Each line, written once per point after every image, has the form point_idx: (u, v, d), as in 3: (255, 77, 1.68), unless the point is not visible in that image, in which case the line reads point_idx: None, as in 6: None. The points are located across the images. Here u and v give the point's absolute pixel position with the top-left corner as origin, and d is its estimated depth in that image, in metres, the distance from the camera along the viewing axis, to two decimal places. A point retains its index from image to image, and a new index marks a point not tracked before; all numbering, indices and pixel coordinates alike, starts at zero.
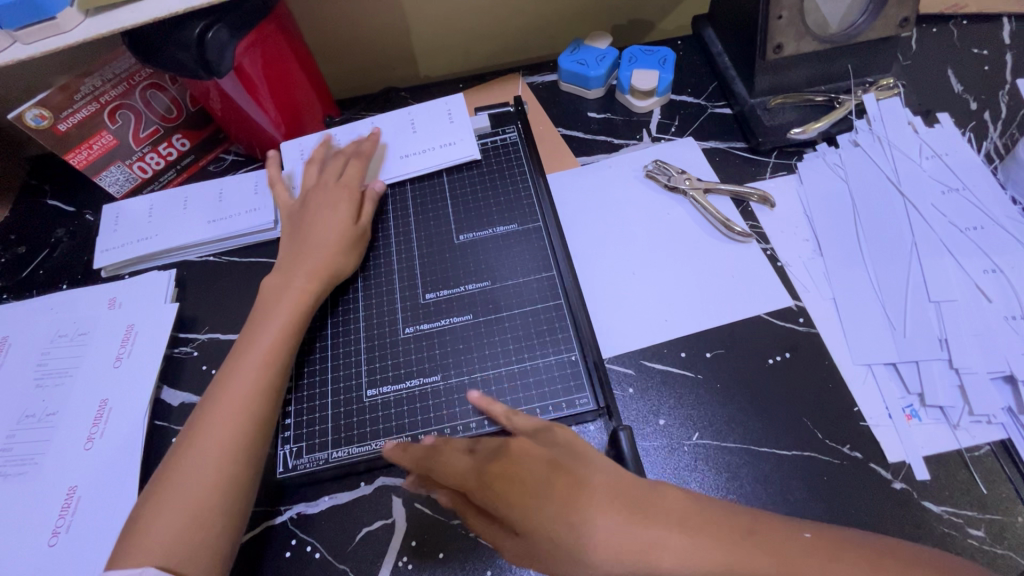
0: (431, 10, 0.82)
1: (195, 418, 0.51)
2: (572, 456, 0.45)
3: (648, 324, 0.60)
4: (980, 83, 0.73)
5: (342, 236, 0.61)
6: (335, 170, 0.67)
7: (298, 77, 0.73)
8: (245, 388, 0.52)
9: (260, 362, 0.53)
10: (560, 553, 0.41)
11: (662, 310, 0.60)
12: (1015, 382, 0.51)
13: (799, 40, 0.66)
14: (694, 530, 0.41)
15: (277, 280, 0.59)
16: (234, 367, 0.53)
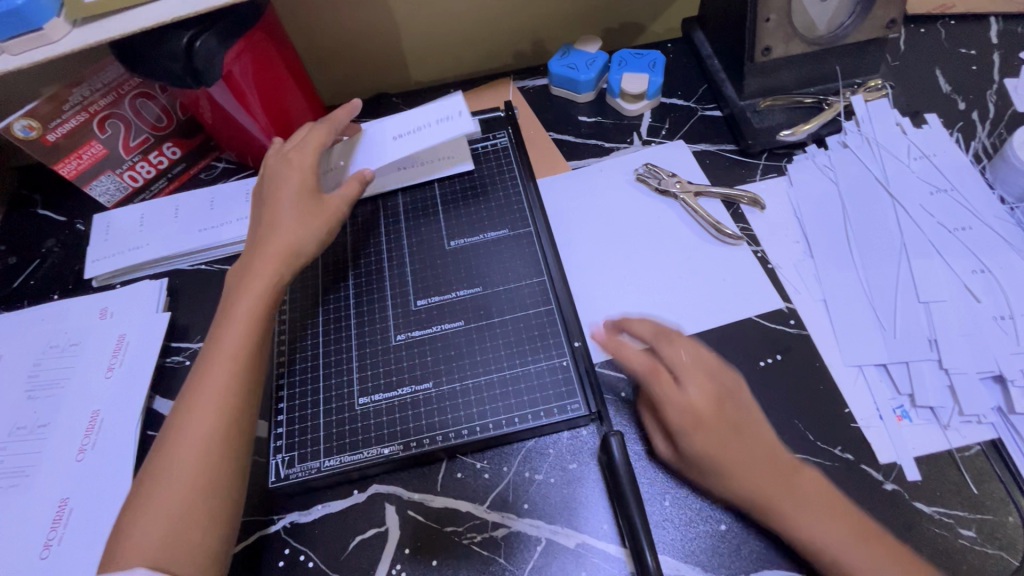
0: (421, 15, 0.82)
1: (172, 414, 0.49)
2: (748, 414, 0.50)
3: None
4: (968, 83, 0.73)
5: (314, 215, 0.59)
6: (302, 146, 0.64)
7: (288, 85, 0.73)
8: (216, 387, 0.50)
9: (228, 359, 0.51)
10: (703, 476, 0.48)
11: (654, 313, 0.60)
12: (1005, 382, 0.52)
13: (787, 42, 0.66)
14: (831, 509, 0.46)
15: (243, 265, 0.57)
16: (205, 365, 0.51)
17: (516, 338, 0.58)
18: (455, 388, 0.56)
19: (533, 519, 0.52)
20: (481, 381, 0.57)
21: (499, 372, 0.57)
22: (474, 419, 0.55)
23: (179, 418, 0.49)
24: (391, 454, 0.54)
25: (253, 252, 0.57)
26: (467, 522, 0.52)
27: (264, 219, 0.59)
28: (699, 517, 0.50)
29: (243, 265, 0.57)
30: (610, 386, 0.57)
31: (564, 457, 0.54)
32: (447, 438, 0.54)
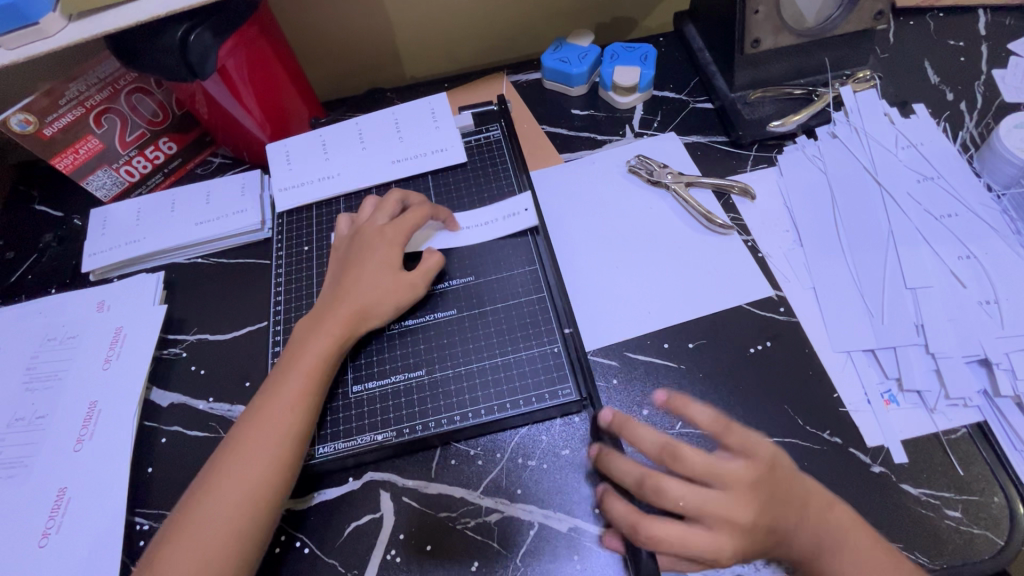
0: (415, 10, 0.82)
1: (220, 456, 0.50)
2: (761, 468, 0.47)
3: (632, 317, 0.60)
4: (956, 74, 0.74)
5: (389, 278, 0.58)
6: (389, 212, 0.62)
7: (282, 80, 0.73)
8: (272, 429, 0.51)
9: (289, 405, 0.52)
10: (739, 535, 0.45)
11: (645, 302, 0.61)
12: (990, 365, 0.52)
13: (776, 34, 0.67)
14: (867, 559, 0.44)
15: (315, 317, 0.57)
16: (261, 405, 0.52)
17: (507, 326, 0.59)
18: (447, 376, 0.57)
19: (526, 504, 0.52)
20: (475, 369, 0.57)
21: (491, 359, 0.58)
22: (467, 406, 0.55)
23: (232, 446, 0.51)
24: (385, 440, 0.55)
25: (325, 307, 0.57)
26: (460, 508, 0.53)
27: (340, 279, 0.59)
28: None
29: (314, 317, 0.57)
30: (602, 373, 0.58)
31: (557, 443, 0.55)
32: (440, 425, 0.55)
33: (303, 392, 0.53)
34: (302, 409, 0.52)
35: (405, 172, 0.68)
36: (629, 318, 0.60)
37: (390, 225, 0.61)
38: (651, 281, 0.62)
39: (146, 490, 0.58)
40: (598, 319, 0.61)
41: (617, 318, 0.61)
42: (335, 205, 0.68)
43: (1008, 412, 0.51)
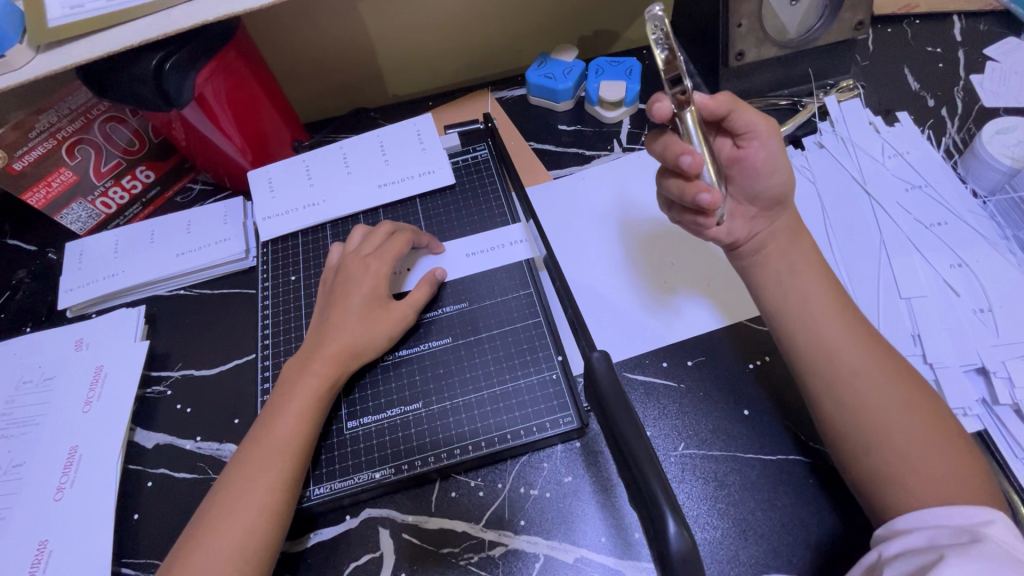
0: (398, 29, 0.82)
1: (210, 505, 0.48)
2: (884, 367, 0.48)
3: (632, 336, 0.60)
4: (936, 81, 0.75)
5: (377, 312, 0.57)
6: (374, 242, 0.61)
7: (263, 104, 0.72)
8: (265, 476, 0.49)
9: (277, 453, 0.50)
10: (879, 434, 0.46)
11: (645, 321, 0.60)
12: (987, 374, 0.52)
13: (760, 46, 0.68)
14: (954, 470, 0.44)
15: (300, 358, 0.55)
16: (249, 456, 0.50)
17: (505, 352, 0.58)
18: (445, 407, 0.56)
19: (531, 536, 0.51)
20: (471, 400, 0.56)
21: (489, 389, 0.56)
22: (466, 438, 0.54)
23: (223, 496, 0.49)
24: (382, 478, 0.53)
25: (311, 348, 0.55)
26: (463, 542, 0.51)
27: (327, 315, 0.57)
28: (695, 523, 0.50)
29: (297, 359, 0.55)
30: None
31: (559, 470, 0.54)
32: (438, 459, 0.53)
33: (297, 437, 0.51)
34: (295, 455, 0.50)
35: (393, 196, 0.67)
36: (628, 337, 0.60)
37: (376, 255, 0.59)
38: (645, 301, 0.62)
39: (132, 538, 0.55)
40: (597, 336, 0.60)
41: (616, 338, 0.60)
42: (321, 232, 0.67)
43: (1007, 420, 0.50)
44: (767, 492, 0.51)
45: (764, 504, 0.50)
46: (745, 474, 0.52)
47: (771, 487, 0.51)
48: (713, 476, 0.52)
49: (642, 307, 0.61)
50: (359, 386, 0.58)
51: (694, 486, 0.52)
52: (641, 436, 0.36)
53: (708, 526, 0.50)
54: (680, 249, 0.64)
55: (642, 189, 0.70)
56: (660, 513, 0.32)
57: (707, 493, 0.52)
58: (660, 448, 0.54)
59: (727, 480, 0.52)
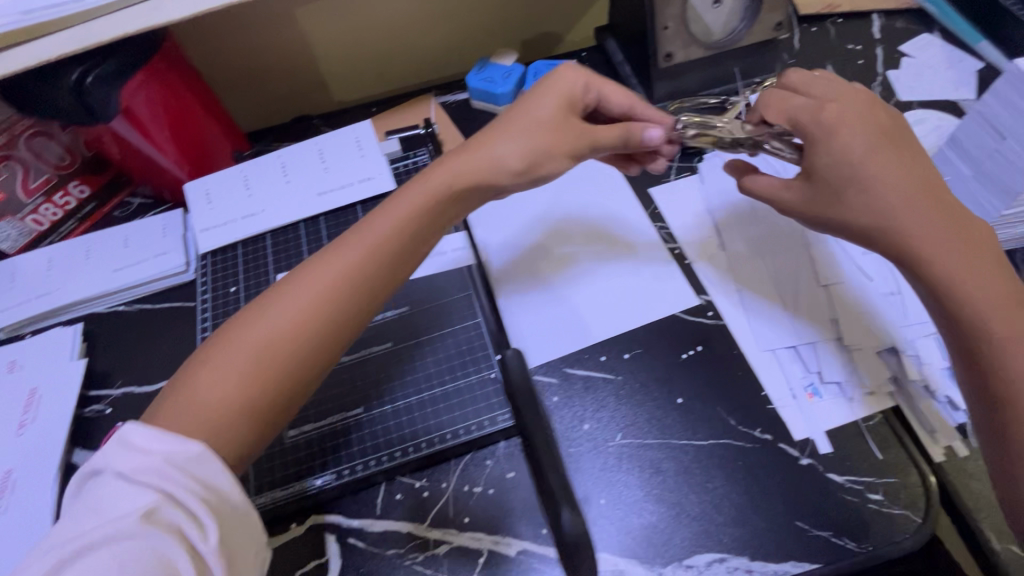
0: (338, 36, 0.82)
1: (269, 292, 0.44)
2: None
3: (579, 330, 0.61)
4: (856, 77, 0.79)
5: (568, 125, 0.52)
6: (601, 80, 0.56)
7: (199, 114, 0.71)
8: (232, 386, 0.41)
9: (352, 258, 0.45)
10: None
11: (590, 315, 0.62)
12: (899, 352, 0.55)
13: (686, 48, 0.70)
14: None
15: (430, 176, 0.50)
16: (328, 249, 0.46)
17: (446, 354, 0.59)
18: (387, 411, 0.57)
19: (475, 532, 0.52)
20: (412, 402, 0.57)
21: (430, 391, 0.57)
22: (407, 440, 0.55)
23: (184, 381, 0.41)
24: (324, 484, 0.54)
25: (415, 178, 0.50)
26: (408, 543, 0.52)
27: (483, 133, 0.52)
28: (634, 509, 0.52)
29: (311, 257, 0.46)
30: (543, 391, 0.59)
31: (501, 466, 0.55)
32: (381, 462, 0.54)
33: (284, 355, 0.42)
34: (322, 319, 0.43)
35: (334, 203, 0.67)
36: (569, 337, 0.61)
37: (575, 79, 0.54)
38: (591, 296, 0.63)
39: None
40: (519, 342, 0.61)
41: (556, 336, 0.61)
42: (262, 242, 0.66)
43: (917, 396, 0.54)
44: (701, 474, 0.53)
45: (698, 488, 0.53)
46: (680, 459, 0.54)
47: (704, 470, 0.53)
48: (649, 463, 0.54)
49: (594, 300, 0.63)
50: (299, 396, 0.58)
51: (631, 474, 0.54)
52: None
53: (645, 511, 0.52)
54: (620, 243, 0.67)
55: (580, 190, 0.71)
56: None
57: (643, 480, 0.53)
58: (599, 439, 0.56)
59: (663, 467, 0.54)
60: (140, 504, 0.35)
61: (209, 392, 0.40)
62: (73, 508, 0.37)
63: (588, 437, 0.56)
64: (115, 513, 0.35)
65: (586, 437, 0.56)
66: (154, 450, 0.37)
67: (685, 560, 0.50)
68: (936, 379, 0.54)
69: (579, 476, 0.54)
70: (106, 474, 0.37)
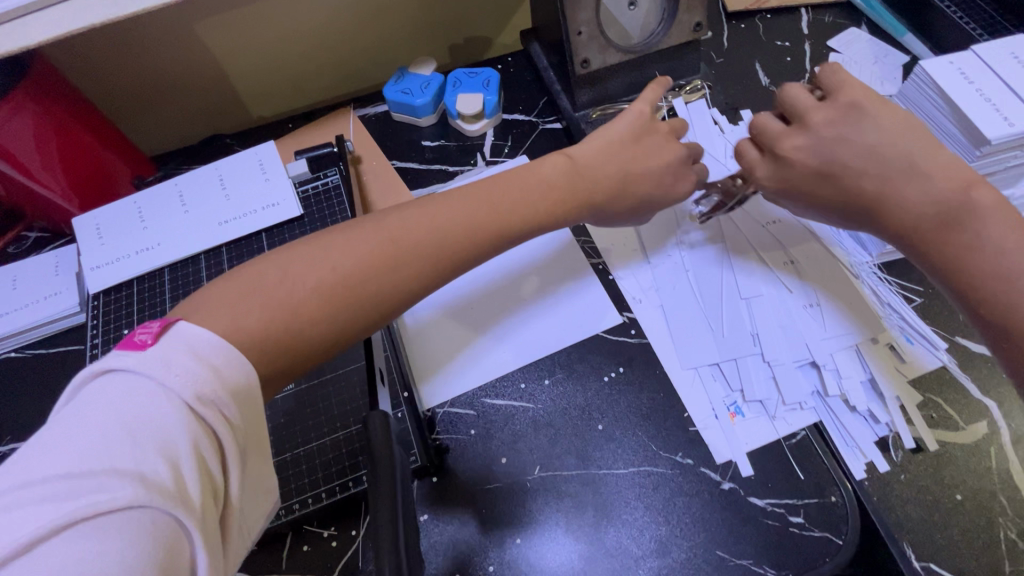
0: (246, 49, 0.77)
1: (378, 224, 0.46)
2: None
3: (519, 351, 0.59)
4: (784, 75, 0.77)
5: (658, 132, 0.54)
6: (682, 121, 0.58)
7: (88, 139, 0.66)
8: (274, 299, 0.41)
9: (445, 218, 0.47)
10: None
11: (521, 338, 0.59)
12: (818, 367, 0.54)
13: (604, 53, 0.67)
14: None
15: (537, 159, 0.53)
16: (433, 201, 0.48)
17: (349, 393, 0.56)
18: (287, 460, 0.53)
19: None
20: (315, 447, 0.54)
21: (334, 436, 0.54)
22: (307, 490, 0.52)
23: (258, 284, 0.41)
24: None
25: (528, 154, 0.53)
26: None
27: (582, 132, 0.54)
28: (553, 545, 0.50)
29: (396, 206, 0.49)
30: (458, 425, 0.56)
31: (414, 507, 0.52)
32: (281, 515, 0.51)
33: (326, 301, 0.42)
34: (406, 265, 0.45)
35: (237, 232, 0.63)
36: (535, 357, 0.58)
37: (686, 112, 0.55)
38: (548, 317, 0.60)
39: None
40: (431, 385, 0.58)
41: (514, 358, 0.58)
42: (159, 277, 0.62)
43: (839, 411, 0.53)
44: (621, 505, 0.51)
45: (617, 519, 0.51)
46: (601, 490, 0.52)
47: (624, 501, 0.51)
48: (569, 495, 0.52)
49: (532, 320, 0.60)
50: None
51: (551, 507, 0.52)
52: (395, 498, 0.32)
53: (564, 547, 0.50)
54: (544, 261, 0.63)
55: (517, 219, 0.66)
56: None
57: (564, 513, 0.51)
58: (517, 473, 0.53)
59: (583, 499, 0.52)
60: (175, 432, 0.32)
61: (288, 286, 0.41)
62: (94, 404, 0.33)
63: (505, 471, 0.53)
64: (151, 429, 0.32)
65: (503, 471, 0.53)
66: (212, 371, 0.35)
67: None
68: (854, 393, 0.53)
69: (497, 513, 0.52)
70: (148, 381, 0.34)
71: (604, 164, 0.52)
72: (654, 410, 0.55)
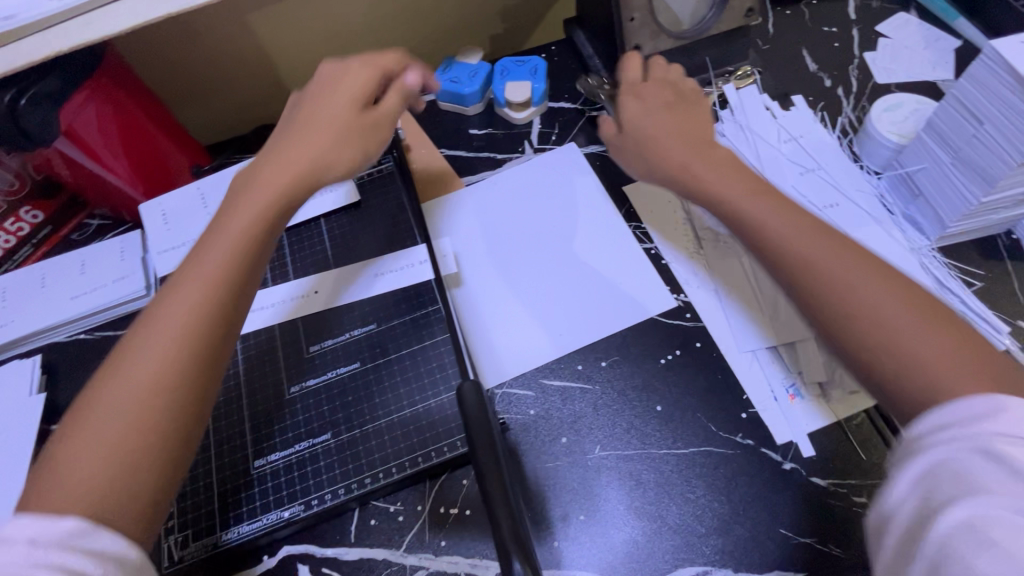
0: (297, 40, 0.78)
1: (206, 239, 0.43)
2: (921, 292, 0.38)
3: (572, 330, 0.60)
4: (832, 61, 0.77)
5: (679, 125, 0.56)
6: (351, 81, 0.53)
7: (151, 129, 0.68)
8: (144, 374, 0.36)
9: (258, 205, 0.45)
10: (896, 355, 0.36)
11: (574, 318, 0.60)
12: None
13: (654, 39, 0.68)
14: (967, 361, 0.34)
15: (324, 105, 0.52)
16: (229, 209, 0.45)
17: (414, 373, 0.57)
18: (356, 437, 0.54)
19: (452, 556, 0.51)
20: (382, 424, 0.55)
21: (400, 413, 0.55)
22: (375, 466, 0.53)
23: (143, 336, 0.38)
24: (292, 516, 0.52)
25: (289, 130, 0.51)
26: (384, 570, 0.51)
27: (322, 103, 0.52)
28: (615, 523, 0.51)
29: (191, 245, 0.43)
30: (519, 404, 0.57)
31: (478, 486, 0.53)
32: (351, 489, 0.52)
33: (198, 338, 0.38)
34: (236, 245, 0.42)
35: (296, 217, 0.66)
36: (562, 318, 0.61)
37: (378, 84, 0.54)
38: (599, 303, 0.61)
39: None
40: (484, 353, 0.60)
41: (545, 317, 0.61)
42: None
43: None
44: (681, 485, 0.52)
45: (678, 498, 0.51)
46: (660, 470, 0.52)
47: (686, 482, 0.52)
48: (629, 475, 0.53)
49: (586, 300, 0.61)
50: (270, 424, 0.55)
51: (612, 487, 0.52)
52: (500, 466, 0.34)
53: (626, 526, 0.51)
54: (598, 244, 0.65)
55: (566, 187, 0.69)
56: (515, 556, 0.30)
57: (623, 493, 0.52)
58: (578, 452, 0.54)
59: (643, 478, 0.52)
60: None
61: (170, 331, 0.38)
62: None
63: (566, 451, 0.54)
64: None
65: (564, 451, 0.54)
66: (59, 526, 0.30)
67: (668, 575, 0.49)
68: None
69: (557, 491, 0.53)
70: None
71: (313, 121, 0.50)
72: (713, 393, 0.55)
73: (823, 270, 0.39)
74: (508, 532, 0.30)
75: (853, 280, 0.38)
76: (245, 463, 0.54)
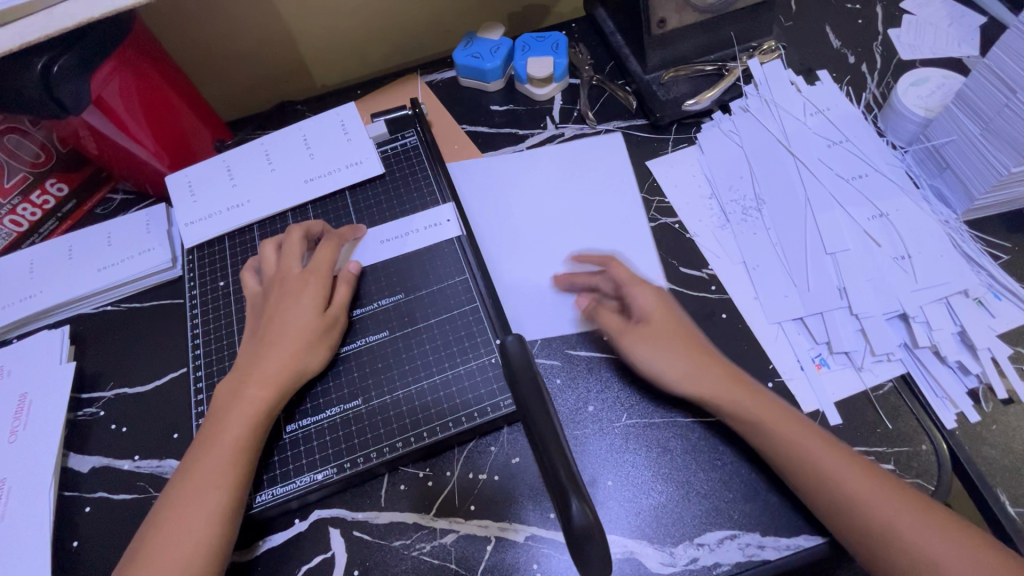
0: (317, 16, 0.78)
1: (196, 450, 0.50)
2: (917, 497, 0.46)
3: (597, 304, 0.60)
4: (856, 37, 0.76)
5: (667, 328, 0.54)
6: (295, 254, 0.59)
7: (176, 102, 0.68)
8: (168, 569, 0.45)
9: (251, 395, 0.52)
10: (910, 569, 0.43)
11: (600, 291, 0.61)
12: (908, 320, 0.55)
13: (680, 12, 0.67)
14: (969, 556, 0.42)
15: (284, 306, 0.56)
16: (216, 416, 0.51)
17: (444, 342, 0.57)
18: (387, 402, 0.55)
19: (482, 520, 0.51)
20: (413, 392, 0.55)
21: (430, 379, 0.56)
22: (407, 431, 0.53)
23: None
24: (325, 478, 0.52)
25: (256, 332, 0.56)
26: (415, 533, 0.51)
27: (266, 317, 0.56)
28: (642, 489, 0.51)
29: (191, 451, 0.50)
30: (546, 374, 0.57)
31: (506, 451, 0.54)
32: (383, 453, 0.53)
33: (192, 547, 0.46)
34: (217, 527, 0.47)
35: (321, 190, 0.66)
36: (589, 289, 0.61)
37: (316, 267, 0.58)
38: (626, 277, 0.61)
39: (72, 567, 0.53)
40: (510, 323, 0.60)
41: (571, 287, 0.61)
42: (249, 233, 0.66)
43: (928, 362, 0.53)
44: (710, 455, 0.52)
45: (707, 465, 0.52)
46: (688, 441, 0.53)
47: (715, 448, 0.52)
48: (656, 443, 0.53)
49: None
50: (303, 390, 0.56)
51: (638, 454, 0.53)
52: (546, 407, 0.34)
53: (653, 492, 0.51)
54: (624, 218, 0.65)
55: (587, 155, 0.69)
56: (564, 495, 0.30)
57: (652, 461, 0.52)
58: (605, 420, 0.54)
59: (669, 446, 0.53)
60: None
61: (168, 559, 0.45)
62: None
63: (594, 419, 0.55)
64: None
65: (592, 418, 0.55)
66: None
67: (696, 538, 0.49)
68: (946, 344, 0.53)
69: (585, 459, 0.53)
70: None
71: (274, 328, 0.55)
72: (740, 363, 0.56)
73: (840, 482, 0.46)
74: (563, 474, 0.31)
75: (863, 494, 0.45)
76: (279, 426, 0.55)
